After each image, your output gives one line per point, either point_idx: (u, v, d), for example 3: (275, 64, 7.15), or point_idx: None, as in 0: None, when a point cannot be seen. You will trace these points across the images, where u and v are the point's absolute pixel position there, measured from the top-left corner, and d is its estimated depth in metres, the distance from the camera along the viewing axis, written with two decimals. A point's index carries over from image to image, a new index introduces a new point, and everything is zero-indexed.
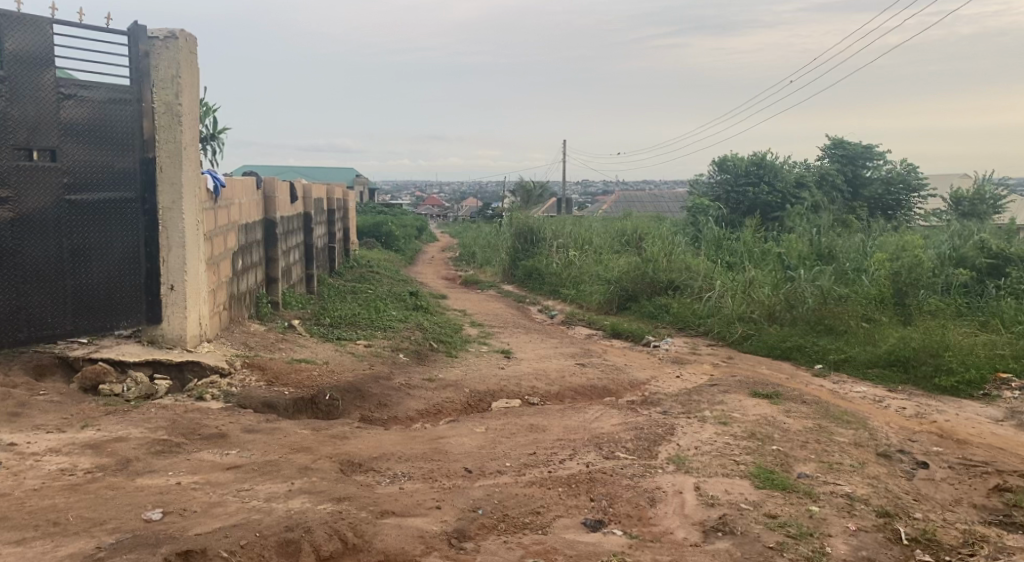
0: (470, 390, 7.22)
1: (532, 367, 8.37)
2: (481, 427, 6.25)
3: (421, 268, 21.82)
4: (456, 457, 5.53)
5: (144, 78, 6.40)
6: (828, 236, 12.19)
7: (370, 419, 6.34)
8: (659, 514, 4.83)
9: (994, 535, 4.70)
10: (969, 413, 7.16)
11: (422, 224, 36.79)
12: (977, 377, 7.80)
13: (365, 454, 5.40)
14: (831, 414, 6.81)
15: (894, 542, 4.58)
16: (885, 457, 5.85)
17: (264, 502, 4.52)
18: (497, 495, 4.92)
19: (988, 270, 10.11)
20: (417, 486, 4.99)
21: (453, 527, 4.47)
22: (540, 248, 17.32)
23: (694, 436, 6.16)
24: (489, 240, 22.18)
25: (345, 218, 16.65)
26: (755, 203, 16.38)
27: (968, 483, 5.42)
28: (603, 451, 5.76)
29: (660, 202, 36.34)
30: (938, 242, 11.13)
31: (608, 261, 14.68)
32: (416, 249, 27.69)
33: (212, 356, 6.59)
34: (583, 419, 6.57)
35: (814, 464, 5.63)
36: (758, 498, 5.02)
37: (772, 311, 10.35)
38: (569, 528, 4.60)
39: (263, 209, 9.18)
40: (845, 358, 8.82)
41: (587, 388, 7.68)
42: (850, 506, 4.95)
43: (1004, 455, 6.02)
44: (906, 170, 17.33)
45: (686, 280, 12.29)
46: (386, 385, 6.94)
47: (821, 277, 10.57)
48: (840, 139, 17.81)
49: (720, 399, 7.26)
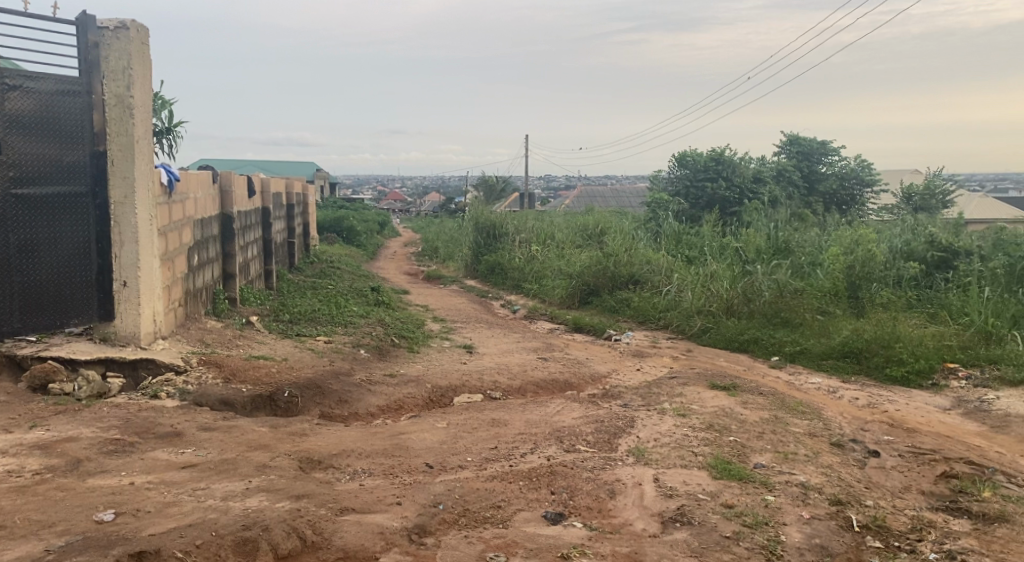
0: (432, 386, 7.19)
1: (495, 362, 8.38)
2: (442, 422, 6.24)
3: (383, 263, 21.73)
4: (418, 452, 5.52)
5: (93, 69, 6.29)
6: (785, 230, 12.39)
7: (330, 416, 6.30)
8: (618, 505, 4.89)
9: (941, 521, 4.84)
10: (918, 402, 7.35)
11: (385, 220, 36.49)
12: (926, 366, 7.99)
13: (325, 451, 5.36)
14: (786, 406, 6.93)
15: (846, 529, 4.70)
16: (838, 447, 5.98)
17: (221, 500, 4.47)
18: (458, 489, 4.92)
19: (937, 264, 10.38)
20: (378, 482, 4.98)
21: (413, 523, 4.47)
22: (503, 243, 17.33)
23: (654, 428, 6.24)
24: (452, 235, 22.10)
25: (305, 212, 16.47)
26: (713, 198, 16.63)
27: (917, 470, 5.56)
28: (564, 445, 5.80)
29: (622, 198, 36.55)
30: (890, 235, 11.38)
31: (570, 256, 14.74)
32: (378, 245, 27.51)
33: (167, 354, 6.51)
34: (545, 413, 6.61)
35: (770, 454, 5.73)
36: (715, 488, 5.10)
37: (730, 304, 10.47)
38: (529, 521, 4.62)
39: (219, 204, 9.02)
40: (800, 350, 8.97)
41: (549, 381, 7.71)
42: (804, 494, 5.05)
43: (952, 442, 6.19)
44: (860, 166, 17.70)
45: (646, 273, 12.43)
46: (346, 382, 6.88)
47: (778, 270, 10.74)
48: (796, 135, 18.14)
49: (679, 392, 7.35)
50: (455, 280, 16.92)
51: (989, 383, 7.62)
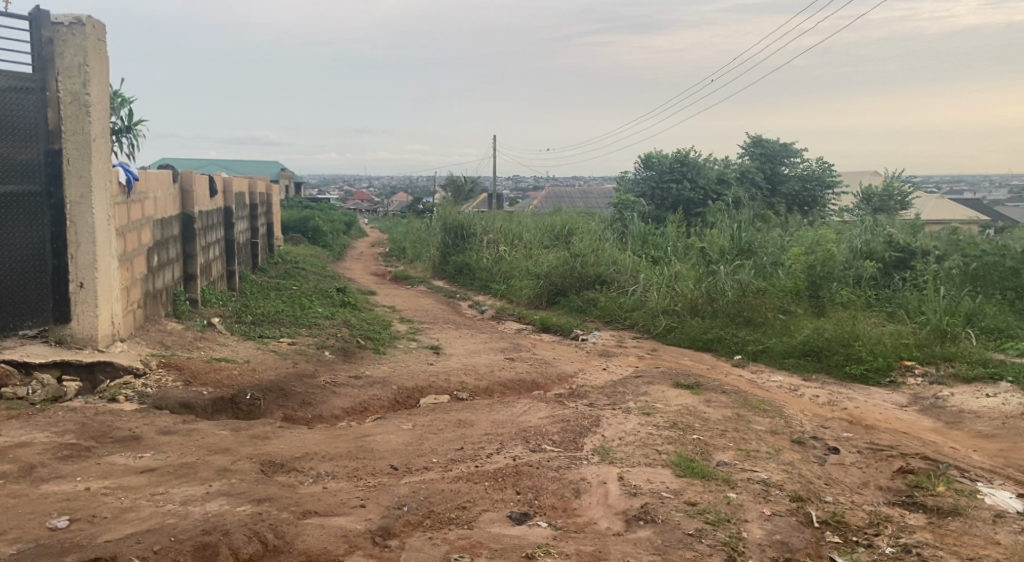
0: (397, 387, 7.15)
1: (462, 362, 8.37)
2: (408, 424, 6.22)
3: (350, 264, 21.59)
4: (382, 454, 5.49)
5: (47, 66, 6.15)
6: (748, 230, 12.54)
7: (292, 418, 6.23)
8: (583, 505, 4.91)
9: (897, 515, 4.93)
10: (876, 400, 7.49)
11: (352, 220, 36.28)
12: (884, 364, 8.14)
13: (287, 454, 5.31)
14: (749, 404, 7.01)
15: (806, 525, 4.77)
16: (799, 443, 6.06)
17: (180, 505, 4.40)
18: (423, 491, 4.90)
19: (895, 263, 10.62)
20: (342, 485, 4.95)
21: (377, 525, 4.44)
22: (470, 243, 17.33)
23: (619, 427, 6.27)
24: (419, 235, 22.03)
25: (269, 213, 16.30)
26: (679, 199, 16.79)
27: (875, 466, 5.67)
28: (530, 444, 5.82)
29: (589, 198, 36.70)
30: (850, 235, 11.58)
31: (537, 256, 14.77)
32: (345, 245, 27.33)
33: (126, 357, 6.40)
34: (511, 413, 6.61)
35: (732, 451, 5.79)
36: (678, 486, 5.14)
37: (694, 304, 10.56)
38: (494, 522, 4.62)
39: (180, 204, 8.89)
40: (762, 349, 9.09)
41: (516, 381, 7.72)
42: (765, 491, 5.11)
43: (908, 438, 6.30)
44: (821, 168, 17.98)
45: (613, 273, 12.50)
46: (309, 384, 6.82)
47: (741, 270, 10.86)
48: (760, 137, 18.37)
49: (644, 391, 7.40)
50: (423, 281, 16.87)
51: (944, 380, 7.78)
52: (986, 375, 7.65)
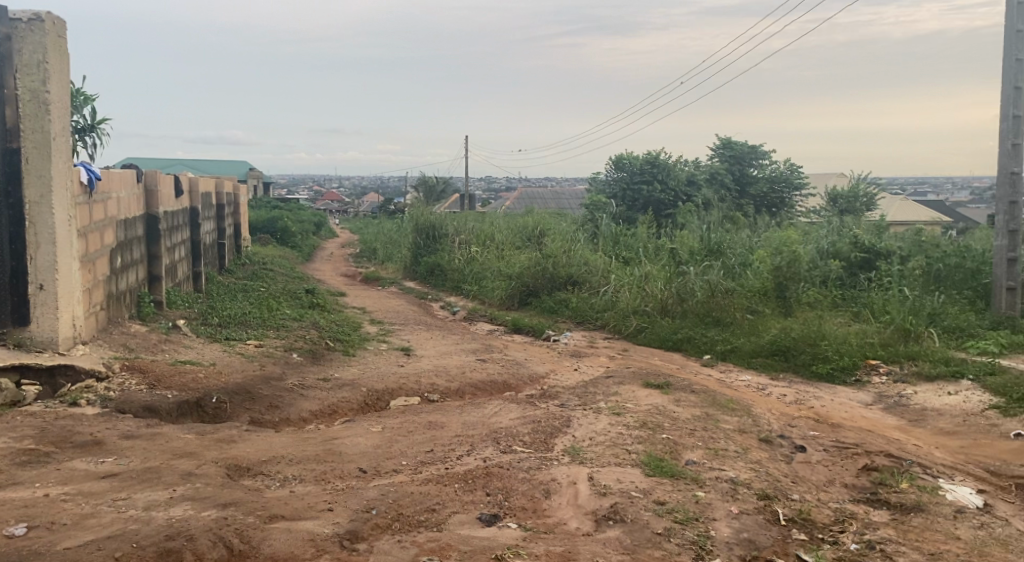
0: (367, 389, 7.10)
1: (433, 364, 8.33)
2: (377, 426, 6.18)
3: (321, 265, 21.42)
4: (350, 457, 5.44)
5: (5, 63, 6.03)
6: (717, 231, 12.63)
7: (259, 421, 6.15)
8: (553, 505, 4.91)
9: (862, 513, 4.99)
10: (842, 398, 7.58)
11: (321, 220, 36.00)
12: (850, 363, 8.24)
13: (254, 458, 5.25)
14: (717, 403, 7.06)
15: (773, 523, 4.81)
16: (766, 442, 6.12)
17: (143, 511, 4.32)
18: (391, 494, 4.87)
19: (860, 264, 10.78)
20: (309, 489, 4.90)
21: (345, 528, 4.40)
22: (441, 244, 17.28)
23: (590, 427, 6.28)
24: (390, 236, 21.92)
25: (236, 213, 16.12)
26: (649, 200, 16.86)
27: (841, 464, 5.74)
28: (500, 446, 5.80)
29: (561, 199, 36.77)
30: (817, 236, 11.72)
31: (509, 257, 14.77)
32: (314, 246, 27.11)
33: (87, 360, 6.28)
34: (482, 414, 6.59)
35: (701, 450, 5.83)
36: (647, 485, 5.16)
37: (664, 304, 10.62)
38: (464, 524, 4.60)
39: (145, 204, 8.75)
40: (730, 348, 9.16)
41: (487, 382, 7.70)
42: (733, 490, 5.15)
43: (873, 436, 6.39)
44: (789, 169, 18.17)
45: (584, 274, 12.54)
46: (277, 387, 6.74)
47: (710, 271, 10.93)
48: (729, 139, 18.53)
49: (614, 391, 7.43)
50: (394, 282, 16.78)
51: (908, 378, 7.90)
52: (948, 373, 7.77)
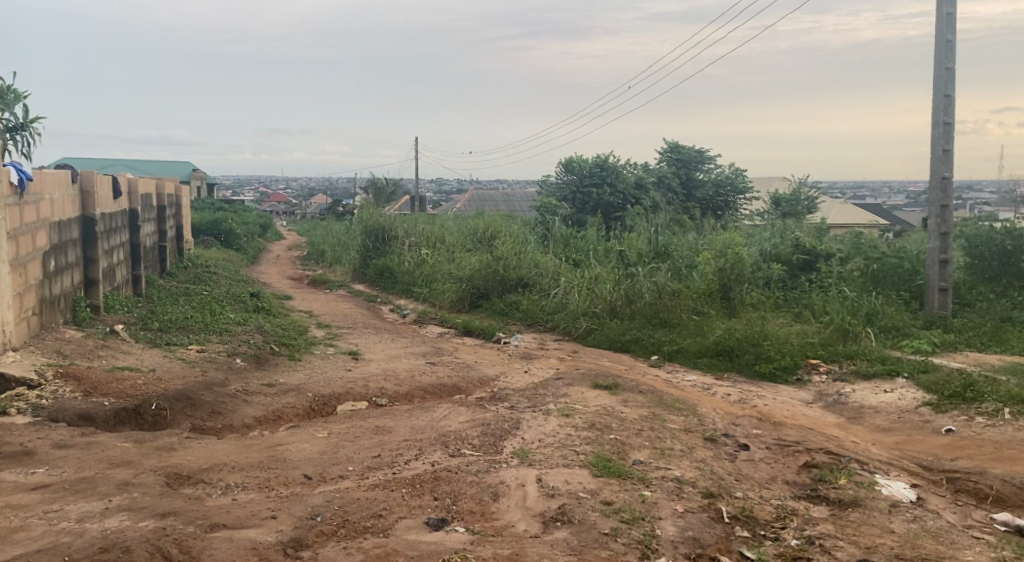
0: (313, 394, 7.00)
1: (381, 368, 8.25)
2: (323, 432, 6.10)
3: (267, 268, 21.07)
4: (295, 463, 5.36)
5: None
6: (665, 234, 12.80)
7: (201, 429, 6.02)
8: (501, 508, 4.90)
9: (803, 509, 5.10)
10: (784, 397, 7.73)
11: (268, 222, 35.44)
12: (791, 362, 8.41)
13: (195, 465, 5.13)
14: (664, 403, 7.14)
15: (717, 521, 4.88)
16: (711, 441, 6.20)
17: (76, 522, 4.20)
18: (337, 500, 4.80)
19: (801, 265, 11.03)
20: (252, 496, 4.81)
21: (289, 536, 4.33)
22: (391, 247, 17.15)
23: (539, 429, 6.29)
24: (338, 238, 21.68)
25: (178, 215, 15.76)
26: (599, 203, 16.99)
27: (783, 461, 5.85)
28: (449, 449, 5.78)
29: (512, 202, 36.83)
30: (761, 239, 11.96)
31: (460, 259, 14.73)
32: (260, 249, 26.65)
33: (18, 367, 6.07)
34: (431, 418, 6.55)
35: (648, 450, 5.89)
36: (595, 486, 5.19)
37: (613, 306, 10.70)
38: (410, 529, 4.55)
39: (80, 205, 8.49)
40: (677, 349, 9.28)
41: (436, 385, 7.66)
42: (678, 489, 5.21)
43: (813, 434, 6.52)
44: (734, 173, 18.50)
45: (535, 277, 12.56)
46: (219, 393, 6.60)
47: (657, 273, 11.07)
48: (676, 143, 18.78)
49: (564, 392, 7.46)
50: (343, 285, 16.61)
51: (846, 376, 8.10)
52: (884, 371, 7.99)
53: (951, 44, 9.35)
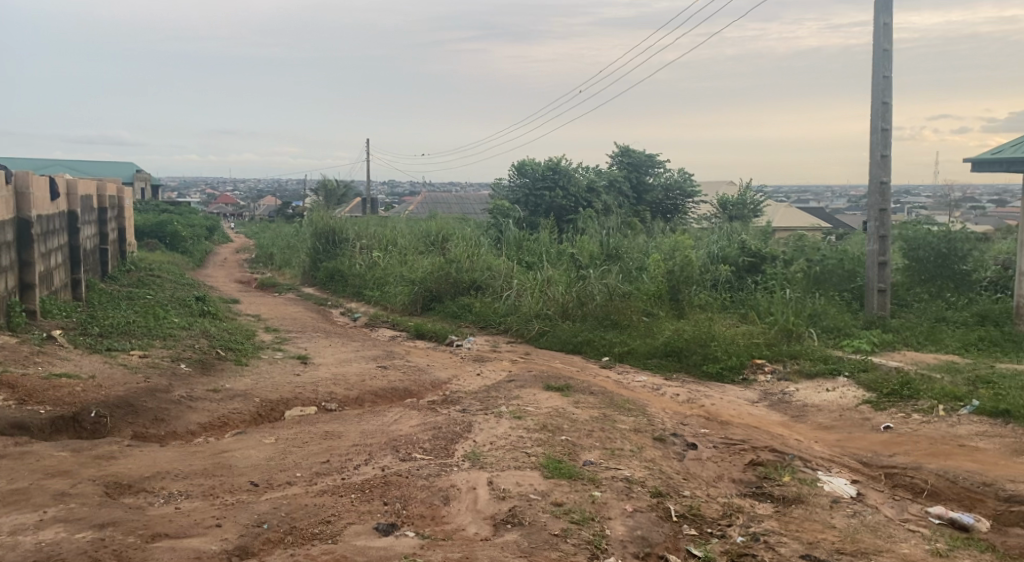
0: (261, 399, 6.88)
1: (331, 372, 8.16)
2: (270, 438, 6.00)
3: (214, 271, 20.67)
4: (241, 470, 5.26)
5: None
6: (615, 236, 12.91)
7: (143, 436, 5.88)
8: (451, 512, 4.88)
9: (749, 506, 5.18)
10: (731, 396, 7.86)
11: (215, 224, 34.76)
12: (738, 362, 8.55)
13: (136, 474, 5.01)
14: (614, 403, 7.20)
15: (666, 519, 4.93)
16: (660, 441, 6.27)
17: (9, 535, 4.06)
18: (284, 507, 4.72)
19: (747, 267, 11.23)
20: (196, 504, 4.70)
21: (234, 544, 4.25)
22: (342, 249, 16.98)
23: (490, 431, 6.28)
24: (287, 241, 21.37)
25: (120, 217, 15.37)
26: (551, 206, 17.05)
27: (729, 460, 5.94)
28: (400, 453, 5.73)
29: (464, 204, 36.77)
30: (709, 241, 12.14)
31: (412, 262, 14.65)
32: (206, 251, 26.11)
33: None
34: (381, 423, 6.49)
35: (598, 450, 5.92)
36: (546, 487, 5.20)
37: (565, 308, 10.75)
38: (359, 534, 4.50)
39: (15, 206, 8.22)
40: (628, 350, 9.36)
41: (388, 389, 7.60)
42: (628, 488, 5.25)
43: (759, 432, 6.64)
44: (683, 177, 18.75)
45: (487, 279, 12.54)
46: (163, 399, 6.44)
47: (608, 275, 11.15)
48: (627, 147, 18.96)
49: (515, 394, 7.46)
50: (292, 288, 16.38)
51: (790, 375, 8.27)
52: (826, 371, 8.17)
53: (888, 53, 9.62)
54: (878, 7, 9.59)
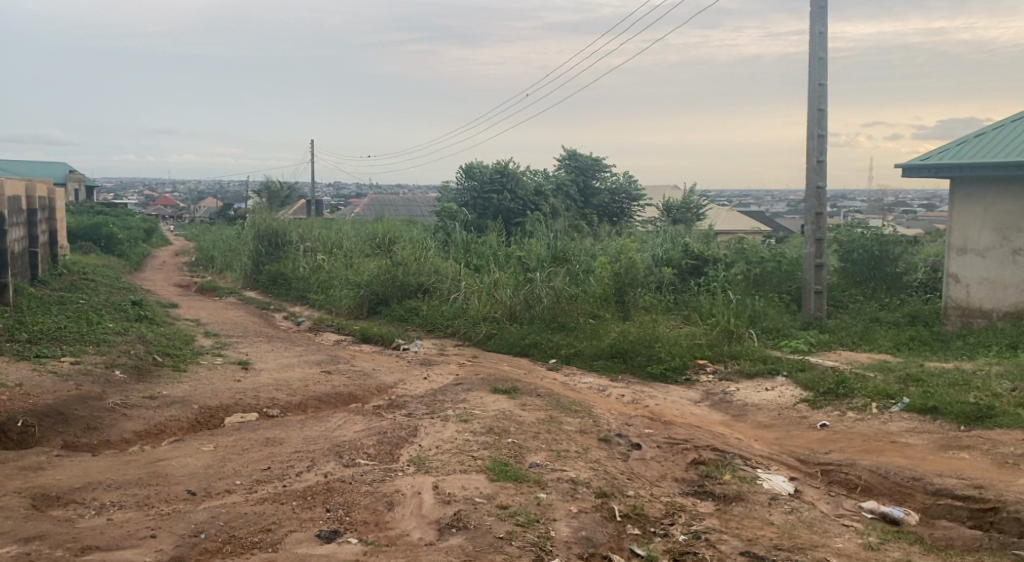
0: (199, 406, 6.71)
1: (273, 377, 8.00)
2: (209, 445, 5.85)
3: (151, 275, 20.13)
4: (178, 479, 5.12)
5: None
6: (562, 239, 12.97)
7: (74, 446, 5.69)
8: (395, 517, 4.82)
9: (691, 505, 5.24)
10: (674, 396, 7.95)
11: (154, 227, 33.87)
12: (681, 363, 8.66)
13: (66, 485, 4.84)
14: (560, 405, 7.21)
15: (610, 519, 4.95)
16: (606, 441, 6.30)
17: None
18: (223, 516, 4.61)
19: (690, 270, 11.41)
20: (130, 515, 4.56)
21: (169, 555, 4.14)
22: (285, 252, 16.71)
23: (436, 435, 6.23)
24: (228, 244, 20.92)
25: (51, 219, 14.87)
26: (499, 209, 17.05)
27: (673, 459, 6.01)
28: (343, 459, 5.64)
29: (411, 206, 36.56)
30: (653, 244, 12.28)
31: (358, 265, 14.49)
32: (144, 254, 25.41)
33: None
34: (324, 428, 6.40)
35: (544, 452, 5.92)
36: (491, 490, 5.18)
37: (513, 311, 10.75)
38: (300, 542, 4.42)
39: None
40: (575, 352, 9.40)
41: (332, 394, 7.48)
42: (573, 489, 5.26)
43: (702, 432, 6.73)
44: (628, 181, 18.95)
45: (435, 282, 12.47)
46: (95, 407, 6.24)
47: (555, 278, 11.19)
48: (574, 151, 19.08)
49: (462, 398, 7.42)
50: (233, 291, 16.03)
51: (731, 375, 8.41)
52: (765, 371, 8.33)
53: (823, 61, 9.87)
54: (812, 17, 9.83)
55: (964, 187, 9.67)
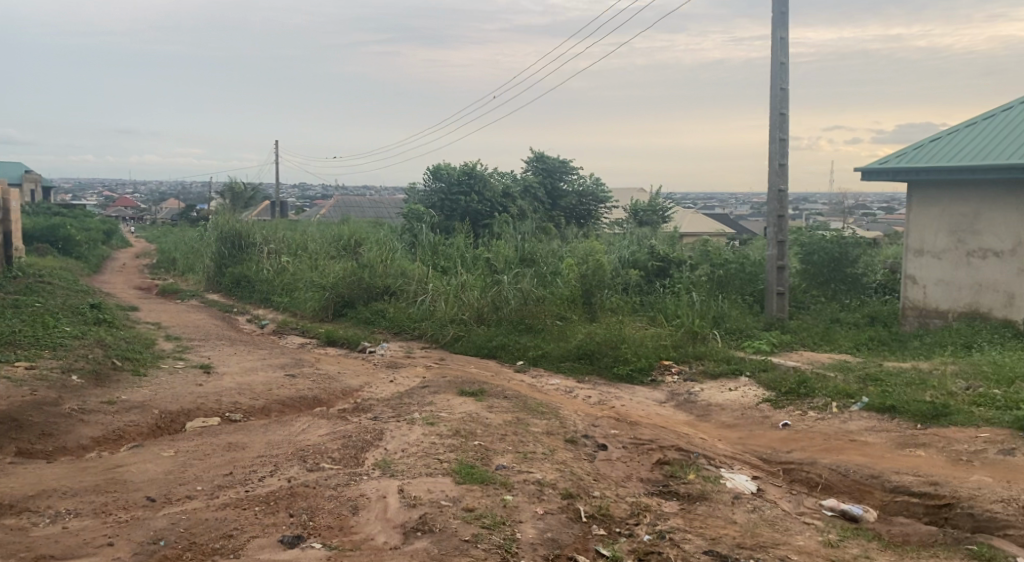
0: (160, 411, 6.60)
1: (236, 381, 7.90)
2: (170, 451, 5.75)
3: (111, 278, 19.75)
4: (137, 485, 5.02)
5: None
6: (529, 241, 12.98)
7: (28, 452, 5.56)
8: (360, 521, 4.77)
9: (656, 505, 5.27)
10: (639, 397, 7.99)
11: (114, 228, 33.24)
12: (647, 364, 8.71)
13: (19, 493, 4.72)
14: (527, 407, 7.21)
15: (575, 521, 4.96)
16: (572, 443, 6.31)
17: None
18: (183, 522, 4.53)
19: (655, 272, 11.49)
20: (87, 523, 4.46)
21: None
22: (249, 254, 16.49)
23: (402, 439, 6.19)
24: (191, 246, 20.60)
25: (5, 220, 14.51)
26: (467, 210, 17.01)
27: (638, 460, 6.03)
28: (307, 464, 5.58)
29: (377, 208, 36.34)
30: (619, 246, 12.35)
31: (324, 267, 14.35)
32: (103, 256, 24.92)
33: None
34: (288, 432, 6.32)
35: (510, 454, 5.91)
36: (457, 493, 5.16)
37: (480, 313, 10.73)
38: (263, 548, 4.35)
39: None
40: (541, 353, 9.41)
41: (296, 398, 7.40)
42: (539, 491, 5.26)
43: (667, 432, 6.77)
44: (595, 183, 19.04)
45: (401, 285, 12.40)
46: (51, 412, 6.10)
47: (522, 280, 11.20)
48: (541, 153, 19.12)
49: (429, 400, 7.39)
50: (195, 294, 15.78)
51: (696, 376, 8.48)
52: (729, 371, 8.41)
53: (784, 66, 10.00)
54: (774, 22, 9.97)
55: (921, 189, 9.87)
